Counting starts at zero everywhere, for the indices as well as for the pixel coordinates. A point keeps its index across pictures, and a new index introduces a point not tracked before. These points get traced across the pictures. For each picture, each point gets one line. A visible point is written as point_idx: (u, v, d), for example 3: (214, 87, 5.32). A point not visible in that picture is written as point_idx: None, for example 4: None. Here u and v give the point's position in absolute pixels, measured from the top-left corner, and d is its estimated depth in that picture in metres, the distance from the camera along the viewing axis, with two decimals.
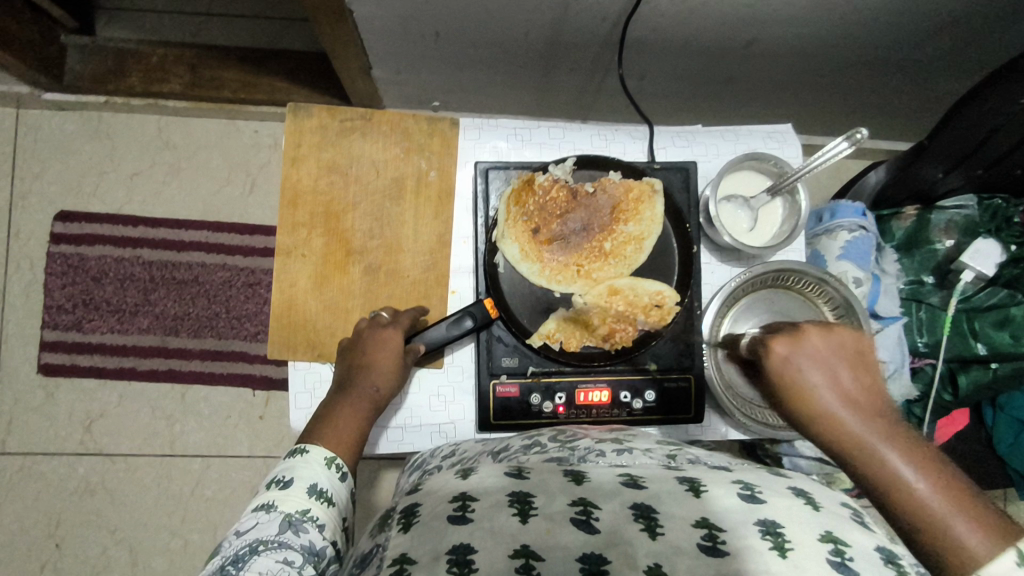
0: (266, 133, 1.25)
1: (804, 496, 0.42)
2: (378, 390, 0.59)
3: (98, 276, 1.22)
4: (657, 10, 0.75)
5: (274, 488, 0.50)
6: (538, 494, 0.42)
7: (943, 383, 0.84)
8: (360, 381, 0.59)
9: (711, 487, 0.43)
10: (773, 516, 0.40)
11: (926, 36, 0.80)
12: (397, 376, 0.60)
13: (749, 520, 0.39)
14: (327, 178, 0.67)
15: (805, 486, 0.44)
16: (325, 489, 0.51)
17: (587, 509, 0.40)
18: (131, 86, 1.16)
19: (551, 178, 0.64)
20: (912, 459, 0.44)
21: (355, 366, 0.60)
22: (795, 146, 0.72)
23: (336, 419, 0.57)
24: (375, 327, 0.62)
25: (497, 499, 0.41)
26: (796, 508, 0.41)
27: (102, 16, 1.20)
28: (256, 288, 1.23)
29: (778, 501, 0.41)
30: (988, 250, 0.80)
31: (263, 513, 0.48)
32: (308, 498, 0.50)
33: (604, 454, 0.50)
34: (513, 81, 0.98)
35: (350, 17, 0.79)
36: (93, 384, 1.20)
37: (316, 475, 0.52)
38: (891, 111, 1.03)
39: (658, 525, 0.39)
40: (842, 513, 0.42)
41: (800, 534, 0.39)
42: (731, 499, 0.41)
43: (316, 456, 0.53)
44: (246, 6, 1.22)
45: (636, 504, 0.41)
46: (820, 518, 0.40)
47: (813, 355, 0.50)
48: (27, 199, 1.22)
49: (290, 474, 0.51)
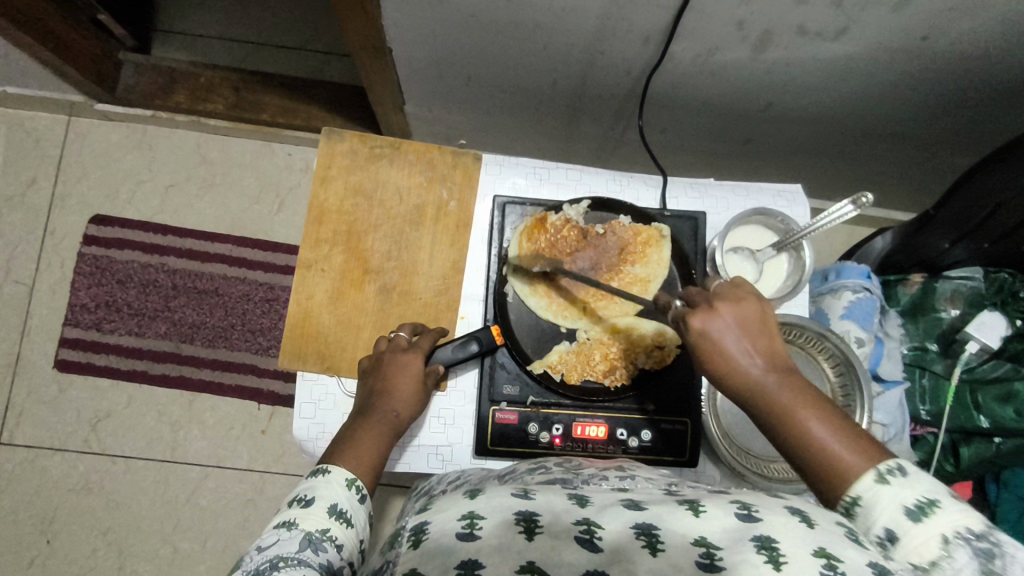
0: (299, 157, 1.31)
1: (801, 513, 0.42)
2: (399, 415, 0.60)
3: (123, 280, 1.26)
4: (677, 68, 0.79)
5: (295, 506, 0.49)
6: (542, 513, 0.42)
7: (945, 453, 0.84)
8: (379, 406, 0.60)
9: (709, 507, 0.44)
10: (768, 533, 0.40)
11: (936, 112, 0.84)
12: (416, 399, 0.61)
13: (746, 537, 0.40)
14: (352, 200, 0.71)
15: (804, 507, 0.44)
16: (345, 510, 0.50)
17: (589, 528, 0.41)
18: (177, 103, 1.23)
19: (563, 217, 0.67)
20: (812, 407, 0.46)
21: (374, 391, 0.60)
22: (803, 206, 0.74)
23: (357, 444, 0.56)
24: (394, 351, 0.63)
25: (504, 518, 0.42)
26: (794, 525, 0.41)
27: (159, 38, 1.29)
28: (273, 303, 1.26)
29: (774, 518, 0.41)
30: (994, 323, 0.80)
31: (283, 529, 0.47)
32: (328, 517, 0.48)
33: (607, 478, 0.52)
34: (538, 126, 1.03)
35: (389, 55, 0.84)
36: (104, 384, 1.23)
37: (336, 495, 0.50)
38: (902, 182, 1.05)
39: (659, 543, 0.40)
40: (840, 531, 0.42)
41: (794, 547, 0.38)
42: (728, 519, 0.42)
43: (336, 477, 0.52)
44: (293, 39, 1.30)
45: (638, 523, 0.42)
46: (817, 535, 0.40)
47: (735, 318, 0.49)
48: (66, 201, 1.28)
49: (311, 493, 0.50)
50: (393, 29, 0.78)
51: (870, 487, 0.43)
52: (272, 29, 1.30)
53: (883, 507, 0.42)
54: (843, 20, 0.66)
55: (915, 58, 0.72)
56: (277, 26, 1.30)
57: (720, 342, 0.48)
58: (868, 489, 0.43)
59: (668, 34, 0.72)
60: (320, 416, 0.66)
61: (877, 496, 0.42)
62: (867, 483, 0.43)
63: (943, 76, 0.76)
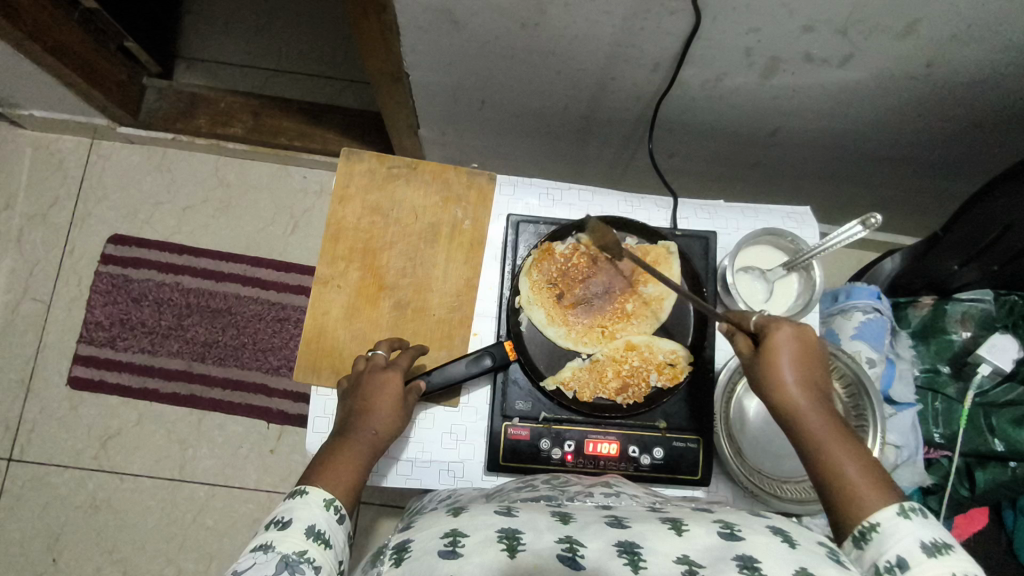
0: (314, 180, 1.33)
1: (781, 534, 0.44)
2: (376, 433, 0.59)
3: (138, 298, 1.28)
4: (687, 94, 0.82)
5: (272, 529, 0.49)
6: (526, 530, 0.43)
7: (960, 477, 0.83)
8: (360, 425, 0.59)
9: (692, 527, 0.44)
10: (750, 552, 0.41)
11: (941, 139, 0.85)
12: (396, 418, 0.60)
13: (727, 556, 0.40)
14: (369, 218, 0.72)
15: (784, 526, 0.46)
16: (323, 531, 0.50)
17: (573, 546, 0.41)
18: (198, 126, 1.26)
19: (570, 245, 0.68)
20: (847, 445, 0.51)
21: (354, 411, 0.60)
22: (812, 227, 0.75)
23: (334, 462, 0.55)
24: (373, 368, 0.63)
25: (487, 535, 0.43)
26: (773, 545, 0.42)
27: (182, 65, 1.33)
28: (284, 323, 1.28)
29: (755, 538, 0.43)
30: (1007, 346, 0.81)
31: (260, 553, 0.46)
32: (305, 539, 0.48)
33: (592, 495, 0.53)
34: (549, 149, 1.05)
35: (406, 80, 0.87)
36: (116, 401, 1.24)
37: (314, 516, 0.50)
38: (909, 207, 1.06)
39: (641, 560, 0.40)
40: (820, 550, 0.43)
41: (775, 566, 0.39)
42: (710, 537, 0.43)
43: (314, 498, 0.52)
44: (311, 67, 1.34)
45: (620, 541, 0.42)
46: (797, 555, 0.41)
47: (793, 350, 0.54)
48: (86, 220, 1.31)
49: (288, 515, 0.50)
50: (411, 55, 0.81)
51: (890, 518, 0.46)
52: (291, 57, 1.34)
53: (899, 537, 0.45)
54: (848, 48, 0.68)
55: (920, 85, 0.74)
56: (295, 54, 1.35)
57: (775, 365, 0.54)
58: (887, 519, 0.46)
59: (678, 60, 0.74)
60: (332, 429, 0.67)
61: (896, 526, 0.46)
62: (887, 513, 0.47)
63: (947, 104, 0.78)
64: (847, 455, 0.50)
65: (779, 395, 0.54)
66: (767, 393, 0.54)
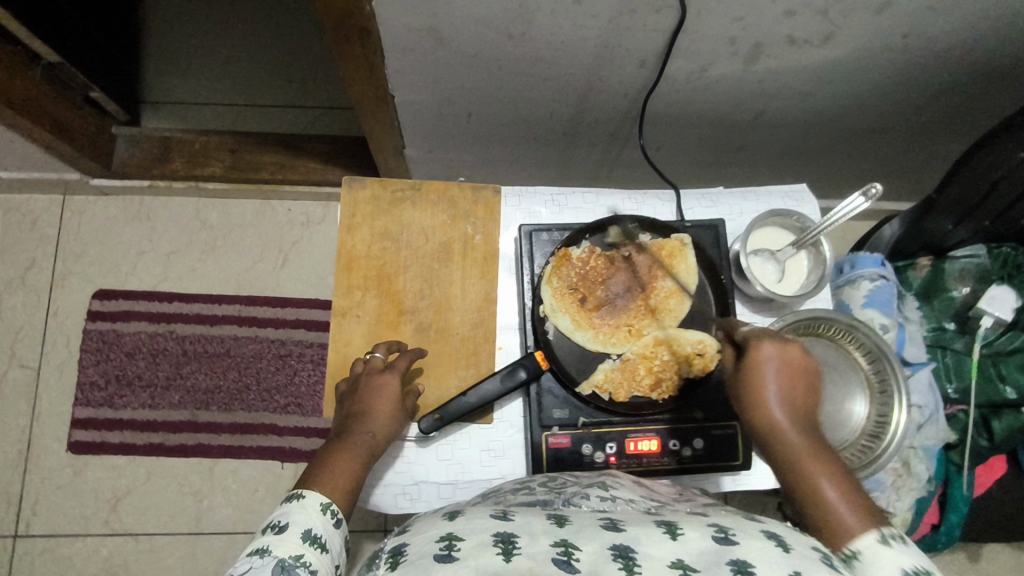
0: (299, 212, 1.31)
1: (776, 539, 0.43)
2: (375, 436, 0.61)
3: (132, 352, 1.25)
4: (672, 88, 0.83)
5: (269, 532, 0.50)
6: (522, 534, 0.43)
7: (977, 428, 0.86)
8: (357, 428, 0.60)
9: (686, 530, 0.44)
10: (745, 557, 0.40)
11: (917, 106, 0.88)
12: (394, 419, 0.62)
13: (722, 561, 0.40)
14: (380, 244, 0.71)
15: (780, 531, 0.45)
16: (320, 535, 0.52)
17: (568, 550, 0.41)
18: (175, 170, 1.24)
19: (586, 250, 0.68)
20: (825, 467, 0.52)
21: (351, 414, 0.61)
22: (812, 203, 0.77)
23: (332, 466, 0.58)
24: (370, 372, 0.64)
25: (483, 538, 0.42)
26: (766, 550, 0.41)
27: (149, 109, 1.30)
28: (286, 359, 1.25)
29: (751, 542, 0.42)
30: (1004, 297, 0.85)
31: (255, 557, 0.47)
32: (302, 543, 0.50)
33: (588, 497, 0.52)
34: (538, 155, 1.05)
35: (392, 102, 0.87)
36: (121, 461, 1.20)
37: (311, 520, 0.52)
38: (891, 174, 1.10)
39: (636, 564, 0.39)
40: (813, 556, 0.43)
41: (772, 572, 0.39)
42: (705, 541, 0.42)
43: (311, 502, 0.54)
44: (282, 98, 1.32)
45: (615, 546, 0.41)
46: (791, 560, 0.41)
47: (781, 368, 0.55)
48: (67, 279, 1.27)
49: (285, 519, 0.52)
50: (396, 77, 0.80)
51: (869, 545, 0.47)
52: (260, 90, 1.32)
53: (882, 565, 0.46)
54: (828, 27, 0.70)
55: (896, 57, 0.76)
56: (264, 87, 1.33)
57: (760, 383, 0.55)
58: (867, 547, 0.47)
59: (663, 56, 0.75)
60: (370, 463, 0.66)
61: (877, 554, 0.47)
62: (868, 540, 0.48)
63: (923, 73, 0.80)
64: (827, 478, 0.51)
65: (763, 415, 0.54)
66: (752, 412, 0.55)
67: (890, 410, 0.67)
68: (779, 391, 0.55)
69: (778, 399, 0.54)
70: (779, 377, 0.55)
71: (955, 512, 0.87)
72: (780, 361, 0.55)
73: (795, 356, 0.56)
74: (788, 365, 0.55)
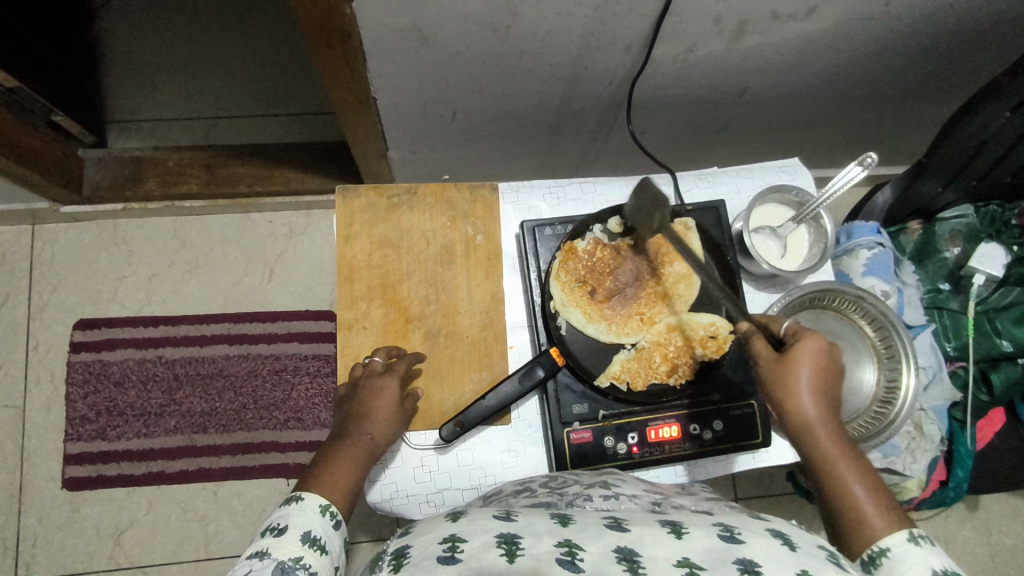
0: (281, 223, 1.28)
1: (781, 537, 0.43)
2: (373, 437, 0.60)
3: (121, 381, 1.21)
4: (658, 71, 0.82)
5: (268, 535, 0.51)
6: (525, 535, 0.42)
7: (977, 384, 0.88)
8: (357, 429, 0.60)
9: (691, 528, 0.43)
10: (750, 556, 0.40)
11: (898, 72, 0.89)
12: (393, 422, 0.61)
13: (728, 560, 0.39)
14: (380, 252, 0.70)
15: (783, 528, 0.45)
16: (319, 536, 0.52)
17: (572, 550, 0.40)
18: (149, 190, 1.19)
19: (592, 241, 0.67)
20: (854, 464, 0.54)
21: (351, 415, 0.60)
22: (806, 176, 0.77)
23: (332, 468, 0.57)
24: (370, 374, 0.63)
25: (486, 540, 0.41)
26: (773, 548, 0.41)
27: (114, 129, 1.26)
28: (281, 373, 1.22)
29: (756, 541, 0.42)
30: (993, 254, 0.87)
31: (255, 560, 0.48)
32: (301, 545, 0.50)
33: (591, 498, 0.52)
34: (524, 148, 1.04)
35: (374, 105, 0.84)
36: (120, 493, 1.16)
37: (310, 522, 0.52)
38: (873, 140, 1.11)
39: (640, 565, 0.39)
40: (820, 554, 0.42)
41: (776, 570, 0.38)
42: (710, 540, 0.41)
43: (310, 504, 0.53)
44: (253, 107, 1.28)
45: (619, 547, 0.41)
46: (797, 558, 0.40)
47: (815, 366, 0.57)
48: (45, 311, 1.23)
49: (284, 522, 0.52)
50: (378, 79, 0.78)
51: (900, 543, 0.50)
52: (229, 100, 1.28)
53: (910, 562, 0.49)
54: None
55: (878, 25, 0.77)
56: (233, 97, 1.29)
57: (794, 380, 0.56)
58: (898, 545, 0.50)
59: (649, 39, 0.74)
60: (391, 476, 0.65)
61: (907, 552, 0.49)
62: (898, 538, 0.50)
63: (905, 39, 0.80)
64: (855, 474, 0.54)
65: (795, 410, 0.56)
66: (783, 406, 0.56)
67: (898, 375, 0.68)
68: (813, 386, 0.56)
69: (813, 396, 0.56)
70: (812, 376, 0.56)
71: (961, 466, 0.88)
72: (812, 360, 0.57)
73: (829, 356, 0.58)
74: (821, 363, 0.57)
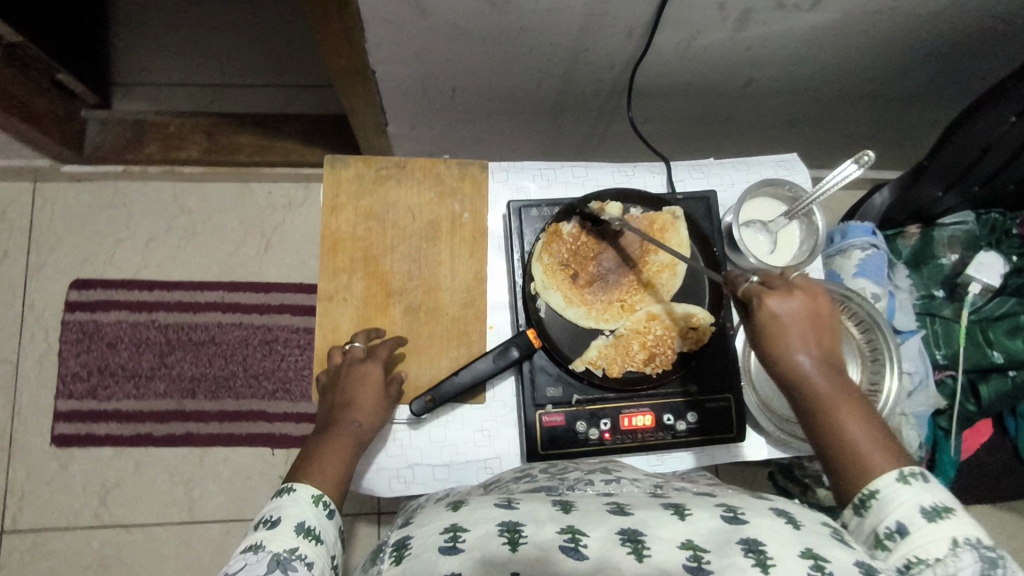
0: (279, 194, 1.28)
1: (785, 515, 0.42)
2: (361, 425, 0.59)
3: (114, 342, 1.22)
4: (660, 58, 0.81)
5: (262, 528, 0.50)
6: (528, 521, 0.41)
7: (965, 394, 0.86)
8: (344, 418, 0.59)
9: (695, 510, 0.43)
10: (755, 535, 0.40)
11: (907, 70, 0.86)
12: (380, 406, 0.61)
13: (733, 540, 0.39)
14: (364, 225, 0.70)
15: (786, 507, 0.44)
16: (313, 527, 0.51)
17: (576, 536, 0.40)
18: (150, 154, 1.21)
19: (576, 225, 0.67)
20: (849, 412, 0.51)
21: (336, 404, 0.60)
22: (802, 172, 0.76)
23: (323, 460, 0.56)
24: (351, 362, 0.63)
25: (488, 527, 0.41)
26: (776, 528, 0.40)
27: (119, 92, 1.26)
28: (273, 344, 1.23)
29: (761, 521, 0.41)
30: (992, 262, 0.85)
31: (250, 554, 0.48)
32: (295, 536, 0.50)
33: (592, 482, 0.52)
34: (524, 129, 1.03)
35: (371, 78, 0.84)
36: (107, 452, 1.18)
37: (303, 513, 0.51)
38: (878, 140, 1.09)
39: (645, 549, 0.39)
40: (823, 530, 0.42)
41: (781, 550, 0.38)
42: (713, 522, 0.41)
43: (303, 494, 0.53)
44: (257, 75, 1.28)
45: (625, 529, 0.41)
46: (802, 536, 0.40)
47: (801, 320, 0.51)
48: (42, 270, 1.24)
49: (277, 513, 0.51)
50: (375, 51, 0.77)
51: (889, 483, 0.48)
52: (234, 67, 1.28)
53: (899, 501, 0.47)
54: None
55: (887, 20, 0.75)
56: (239, 63, 1.28)
57: (781, 335, 0.51)
58: (886, 485, 0.48)
59: (651, 24, 0.73)
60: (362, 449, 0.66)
61: (896, 491, 0.47)
62: (887, 479, 0.48)
63: (917, 36, 0.78)
64: (850, 422, 0.50)
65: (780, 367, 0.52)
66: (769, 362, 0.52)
67: (881, 379, 0.67)
68: (799, 343, 0.51)
69: (804, 356, 0.51)
70: (797, 331, 0.51)
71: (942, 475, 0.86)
72: (797, 314, 0.52)
73: (816, 307, 0.52)
74: (807, 318, 0.51)
